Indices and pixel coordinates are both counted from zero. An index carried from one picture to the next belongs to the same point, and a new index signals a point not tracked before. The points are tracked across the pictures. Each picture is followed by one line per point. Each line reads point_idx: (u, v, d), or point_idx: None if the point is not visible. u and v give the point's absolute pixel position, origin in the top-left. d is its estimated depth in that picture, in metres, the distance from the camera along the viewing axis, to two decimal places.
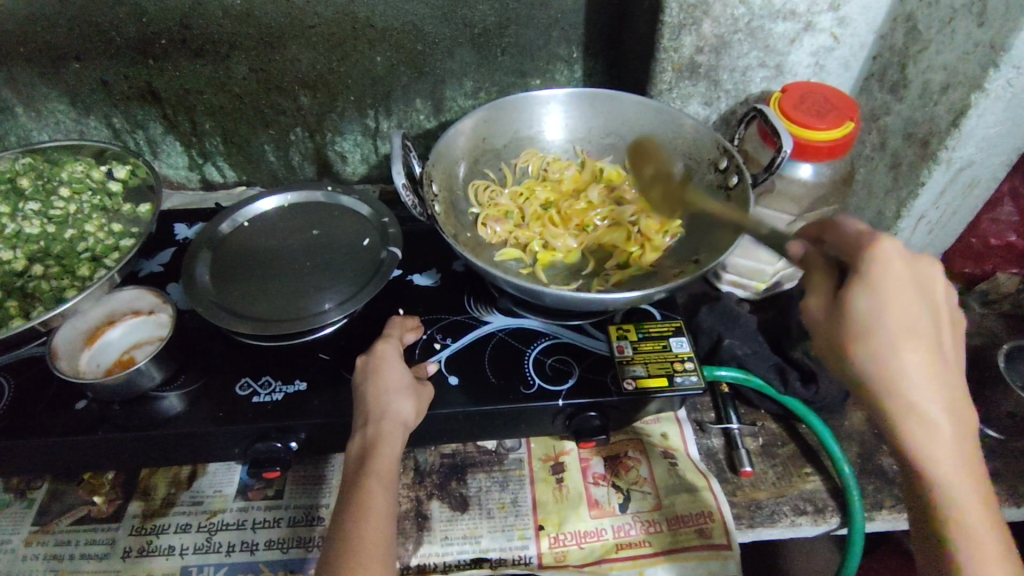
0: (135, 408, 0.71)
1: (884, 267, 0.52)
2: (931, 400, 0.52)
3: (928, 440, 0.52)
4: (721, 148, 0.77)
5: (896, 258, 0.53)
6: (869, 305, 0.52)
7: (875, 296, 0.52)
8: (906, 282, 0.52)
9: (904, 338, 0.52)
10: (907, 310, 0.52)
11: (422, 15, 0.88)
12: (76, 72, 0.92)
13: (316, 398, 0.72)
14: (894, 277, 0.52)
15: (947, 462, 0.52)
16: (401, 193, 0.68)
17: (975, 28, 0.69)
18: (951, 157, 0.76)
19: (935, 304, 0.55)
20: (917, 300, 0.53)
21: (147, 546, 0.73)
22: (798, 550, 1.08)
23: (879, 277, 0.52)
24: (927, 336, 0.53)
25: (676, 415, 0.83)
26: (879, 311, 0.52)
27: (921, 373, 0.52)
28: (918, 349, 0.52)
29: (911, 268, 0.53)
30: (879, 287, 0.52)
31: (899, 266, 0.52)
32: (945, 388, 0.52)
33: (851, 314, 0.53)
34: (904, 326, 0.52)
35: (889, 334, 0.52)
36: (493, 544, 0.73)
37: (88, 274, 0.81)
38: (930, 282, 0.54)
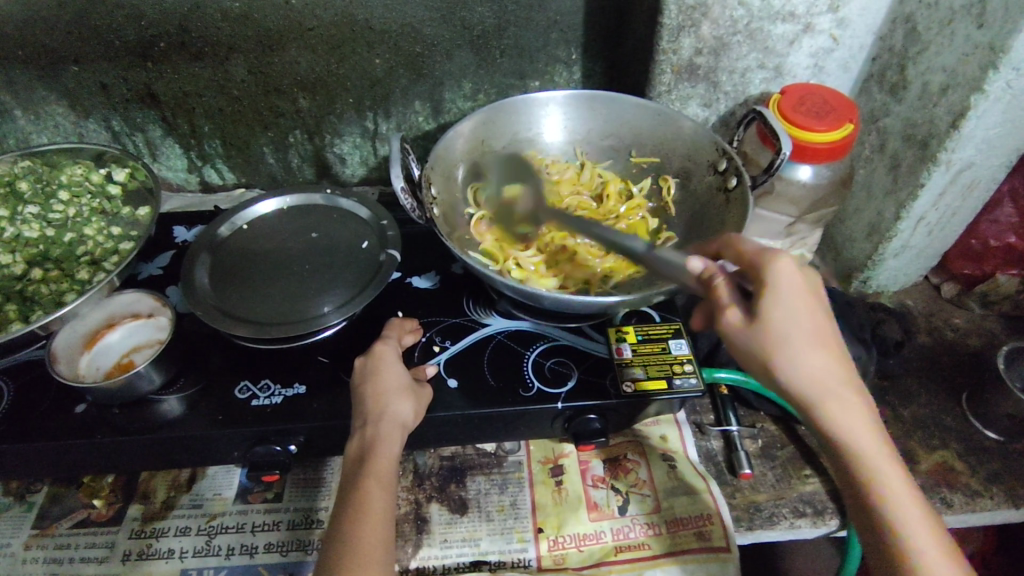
0: (134, 412, 0.71)
1: (785, 281, 0.52)
2: (849, 401, 0.52)
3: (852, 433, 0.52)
4: (721, 150, 0.77)
5: (793, 271, 0.53)
6: (781, 319, 0.52)
7: (784, 309, 0.51)
8: (805, 292, 0.52)
9: (816, 344, 0.52)
10: (814, 318, 0.52)
11: (421, 17, 0.88)
12: (74, 75, 0.92)
13: (314, 401, 0.72)
14: (795, 288, 0.52)
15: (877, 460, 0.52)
16: (399, 196, 0.68)
17: (974, 30, 0.69)
18: (950, 158, 0.76)
19: (830, 309, 0.55)
20: (821, 308, 0.53)
21: (147, 550, 0.73)
22: (798, 551, 1.08)
23: (781, 289, 0.52)
24: (832, 339, 0.53)
25: (676, 417, 0.83)
26: (790, 323, 0.52)
27: (836, 377, 0.52)
28: (827, 356, 0.52)
29: (806, 278, 0.53)
30: (784, 299, 0.52)
31: (796, 279, 0.52)
32: (856, 388, 0.53)
33: (767, 329, 0.52)
34: (812, 333, 0.52)
35: (801, 342, 0.52)
36: (493, 547, 0.73)
37: (88, 277, 0.82)
38: (822, 289, 0.54)
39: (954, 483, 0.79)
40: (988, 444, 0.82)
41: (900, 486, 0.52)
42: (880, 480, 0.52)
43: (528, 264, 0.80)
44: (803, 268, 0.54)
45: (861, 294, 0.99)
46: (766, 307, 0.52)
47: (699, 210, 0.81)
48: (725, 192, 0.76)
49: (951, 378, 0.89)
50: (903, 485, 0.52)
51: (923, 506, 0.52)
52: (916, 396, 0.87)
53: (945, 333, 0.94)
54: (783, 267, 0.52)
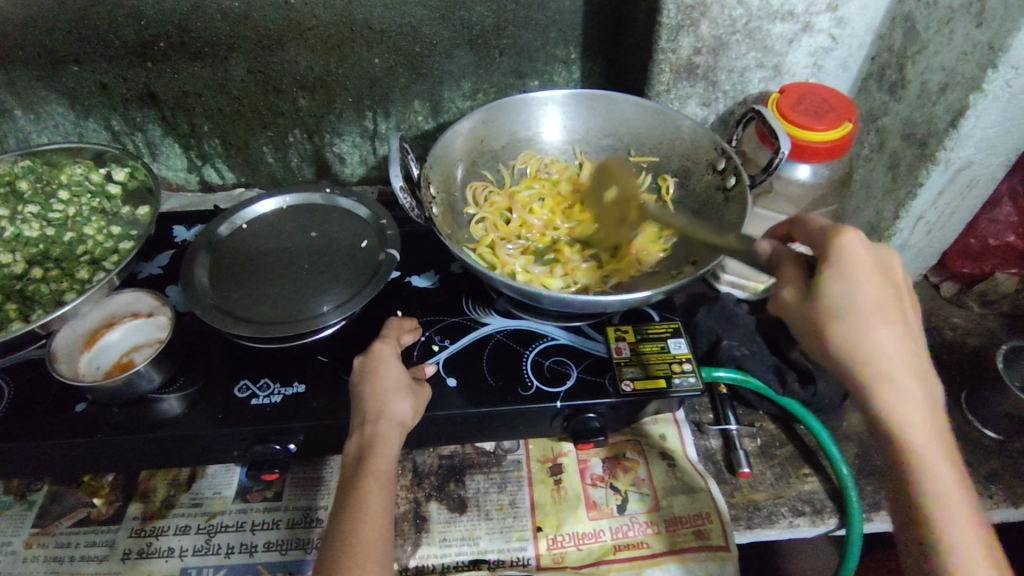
0: (134, 411, 0.71)
1: (851, 254, 0.54)
2: (909, 383, 0.52)
3: (907, 416, 0.52)
4: (720, 149, 0.77)
5: (860, 246, 0.54)
6: (842, 291, 0.53)
7: (844, 280, 0.53)
8: (872, 267, 0.54)
9: (879, 319, 0.53)
10: (879, 294, 0.53)
11: (420, 16, 0.88)
12: (74, 75, 0.92)
13: (314, 400, 0.72)
14: (860, 262, 0.54)
15: (927, 448, 0.51)
16: (398, 195, 0.68)
17: (973, 29, 0.69)
18: (950, 157, 0.76)
19: (901, 291, 0.55)
20: (888, 285, 0.54)
21: (147, 548, 0.73)
22: (797, 551, 1.08)
23: (847, 261, 0.54)
24: (897, 317, 0.53)
25: (675, 416, 0.83)
26: (853, 294, 0.53)
27: (897, 356, 0.52)
28: (891, 334, 0.53)
29: (875, 257, 0.55)
30: (847, 272, 0.53)
31: (863, 254, 0.54)
32: (921, 372, 0.53)
33: (828, 300, 0.54)
34: (875, 309, 0.53)
35: (864, 316, 0.52)
36: (492, 545, 0.73)
37: (88, 277, 0.82)
38: (892, 269, 0.55)
39: None
40: (987, 443, 0.82)
41: (946, 481, 0.51)
42: (924, 468, 0.51)
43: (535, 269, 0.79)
44: (874, 246, 0.55)
45: None
46: (826, 278, 0.54)
47: (698, 209, 0.81)
48: (723, 192, 0.76)
49: (950, 377, 0.89)
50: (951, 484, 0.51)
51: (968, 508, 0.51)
52: None
53: (945, 332, 0.94)
54: (849, 241, 0.54)
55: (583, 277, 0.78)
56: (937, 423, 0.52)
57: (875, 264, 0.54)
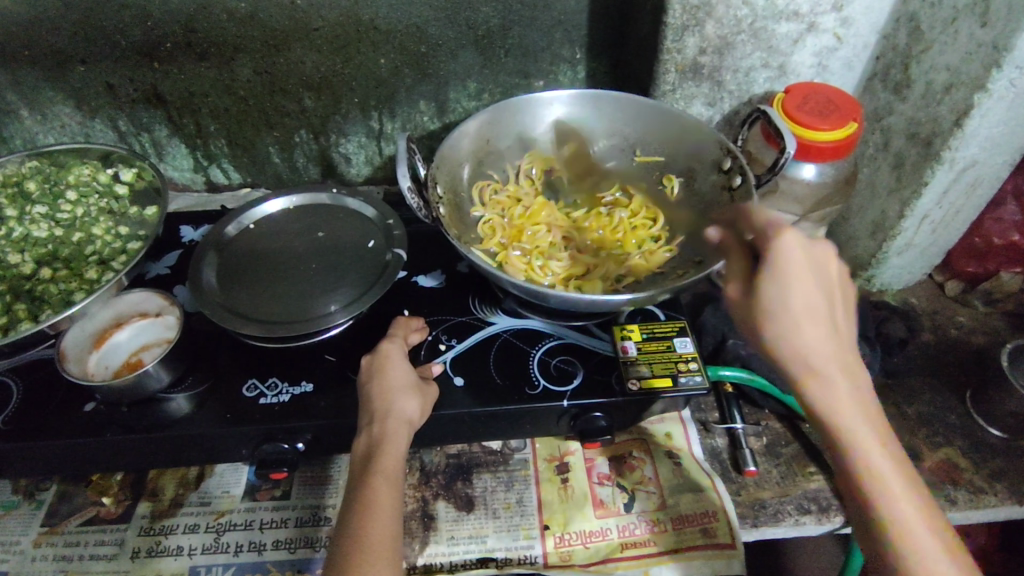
0: (143, 410, 0.71)
1: (787, 258, 0.53)
2: (839, 376, 0.53)
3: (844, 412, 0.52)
4: (726, 149, 0.77)
5: (797, 248, 0.53)
6: (772, 299, 0.53)
7: (779, 288, 0.52)
8: (805, 267, 0.53)
9: (808, 318, 0.52)
10: (811, 297, 0.52)
11: (425, 16, 0.89)
12: (81, 76, 0.92)
13: (323, 399, 0.73)
14: (796, 264, 0.52)
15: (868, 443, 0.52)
16: (406, 195, 0.68)
17: (978, 28, 0.69)
18: (954, 157, 0.77)
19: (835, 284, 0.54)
20: (820, 284, 0.53)
21: (156, 547, 0.73)
22: (802, 549, 1.08)
23: (782, 264, 0.52)
24: (828, 311, 0.53)
25: (680, 415, 0.83)
26: (786, 297, 0.52)
27: (830, 356, 0.52)
28: (824, 334, 0.53)
29: (809, 256, 0.53)
30: (784, 277, 0.52)
31: (800, 256, 0.53)
32: (850, 366, 0.53)
33: (763, 303, 0.53)
34: (806, 307, 0.52)
35: (797, 317, 0.52)
36: (499, 544, 0.73)
37: (96, 277, 0.82)
38: (825, 262, 0.54)
39: (958, 479, 0.79)
40: (992, 441, 0.82)
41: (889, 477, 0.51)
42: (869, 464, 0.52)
43: (550, 269, 0.80)
44: (808, 243, 0.54)
45: (865, 292, 0.99)
46: (761, 284, 0.53)
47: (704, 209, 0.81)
48: (729, 191, 0.76)
49: (953, 375, 0.89)
50: (901, 482, 0.52)
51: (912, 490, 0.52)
52: (920, 393, 0.87)
53: (949, 331, 0.94)
54: (786, 242, 0.53)
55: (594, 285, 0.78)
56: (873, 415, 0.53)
57: (811, 265, 0.53)
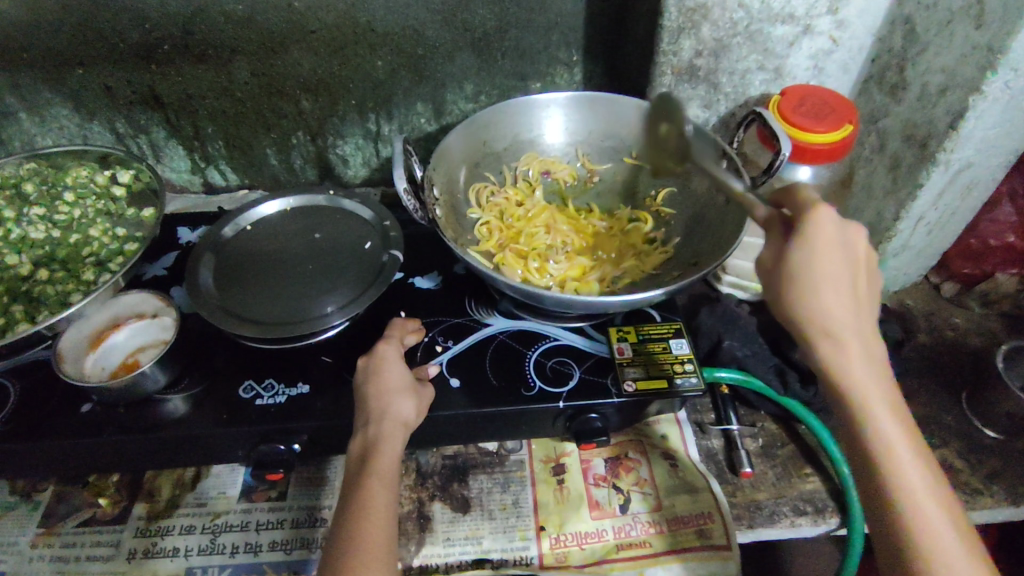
0: (139, 411, 0.71)
1: (820, 234, 0.52)
2: (858, 350, 0.53)
3: (860, 382, 0.53)
4: (720, 151, 0.78)
5: (828, 223, 0.52)
6: (802, 270, 0.52)
7: (812, 261, 0.52)
8: (835, 241, 0.52)
9: (835, 296, 0.53)
10: (840, 274, 0.52)
11: (422, 19, 0.89)
12: (79, 78, 0.93)
13: (319, 400, 0.73)
14: (827, 237, 0.52)
15: (881, 415, 0.53)
16: (403, 197, 0.68)
17: (973, 31, 0.69)
18: (949, 159, 0.77)
19: (860, 259, 0.54)
20: (848, 260, 0.53)
21: (152, 548, 0.73)
22: (799, 551, 1.08)
23: (814, 240, 0.52)
24: (853, 286, 0.53)
25: (676, 416, 0.83)
26: (816, 274, 0.52)
27: (851, 331, 0.53)
28: (849, 311, 0.53)
29: (840, 232, 0.53)
30: (816, 253, 0.52)
31: (832, 231, 0.52)
32: (870, 342, 0.54)
33: (792, 279, 0.53)
34: (834, 282, 0.52)
35: (824, 294, 0.52)
36: (495, 545, 0.73)
37: (93, 278, 0.83)
38: (853, 237, 0.54)
39: (954, 480, 0.79)
40: (987, 442, 0.83)
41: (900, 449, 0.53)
42: (880, 436, 0.53)
43: (547, 270, 0.80)
44: (840, 221, 0.53)
45: None
46: (791, 253, 0.52)
47: (699, 211, 0.81)
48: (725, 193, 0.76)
49: (949, 376, 0.89)
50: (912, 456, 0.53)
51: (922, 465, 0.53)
52: (916, 395, 0.88)
53: (945, 332, 0.95)
54: (818, 218, 0.52)
55: (589, 286, 0.78)
56: (890, 389, 0.54)
57: (841, 242, 0.53)
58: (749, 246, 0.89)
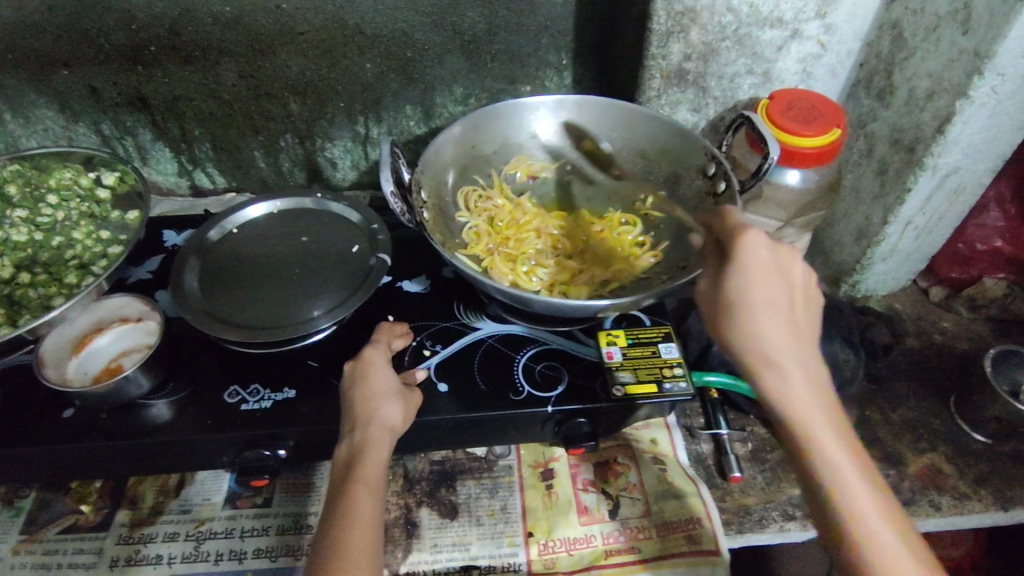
0: (123, 417, 0.70)
1: (750, 255, 0.55)
2: (793, 366, 0.53)
3: (796, 397, 0.53)
4: (709, 154, 0.78)
5: (759, 245, 0.55)
6: (736, 296, 0.55)
7: (743, 285, 0.54)
8: (770, 266, 0.55)
9: (766, 312, 0.54)
10: (769, 294, 0.54)
11: (411, 21, 0.88)
12: (66, 79, 0.92)
13: (305, 406, 0.72)
14: (757, 262, 0.55)
15: (822, 430, 0.52)
16: (389, 200, 0.68)
17: (960, 36, 0.70)
18: (937, 163, 0.77)
19: (797, 285, 0.56)
20: (781, 283, 0.55)
21: (135, 555, 0.72)
22: (789, 556, 1.08)
23: (744, 261, 0.55)
24: (790, 310, 0.55)
25: (666, 421, 0.83)
26: (745, 293, 0.54)
27: (784, 346, 0.54)
28: (782, 327, 0.54)
29: (775, 255, 0.55)
30: (744, 271, 0.55)
31: (762, 254, 0.55)
32: (808, 360, 0.54)
33: (727, 297, 0.55)
34: (770, 306, 0.54)
35: (756, 310, 0.54)
36: (483, 551, 0.73)
37: (76, 282, 0.82)
38: (788, 262, 0.56)
39: (943, 485, 0.79)
40: (976, 446, 0.83)
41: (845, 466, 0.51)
42: (821, 453, 0.52)
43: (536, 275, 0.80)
44: (773, 244, 0.56)
45: (851, 298, 0.99)
46: (727, 276, 0.55)
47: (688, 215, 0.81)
48: (713, 196, 0.76)
49: (938, 381, 0.90)
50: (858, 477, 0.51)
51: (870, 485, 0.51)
52: (905, 399, 0.88)
53: (934, 336, 0.95)
54: (748, 241, 0.55)
55: (578, 290, 0.78)
56: (832, 406, 0.53)
57: (773, 264, 0.55)
58: None
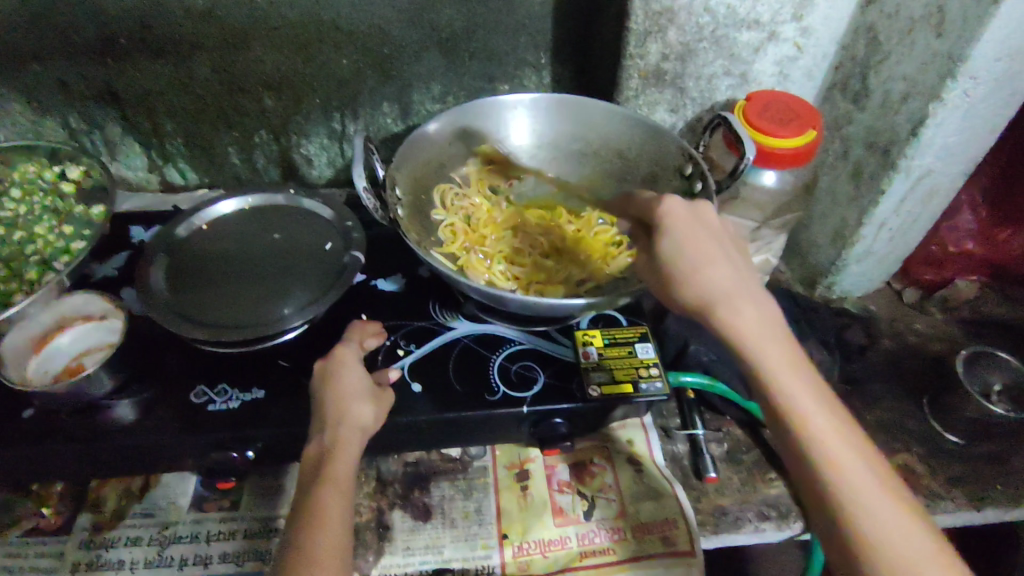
0: (84, 418, 0.68)
1: (674, 216, 0.58)
2: (740, 306, 0.55)
3: (750, 336, 0.54)
4: (687, 155, 0.77)
5: (679, 207, 0.59)
6: (671, 251, 0.57)
7: (675, 240, 0.57)
8: (693, 223, 0.58)
9: (704, 262, 0.56)
10: (704, 245, 0.57)
11: (388, 18, 0.88)
12: (32, 72, 0.89)
13: (274, 406, 0.70)
14: (682, 220, 0.58)
15: (780, 367, 0.53)
16: (362, 196, 0.66)
17: (933, 39, 0.70)
18: (911, 165, 0.78)
19: (726, 236, 0.59)
20: (712, 236, 0.57)
21: (96, 561, 0.70)
22: (765, 556, 1.08)
23: (670, 222, 0.58)
24: (727, 257, 0.57)
25: (642, 421, 0.83)
26: (678, 248, 0.57)
27: (728, 290, 0.55)
28: (723, 274, 0.56)
29: (696, 215, 0.59)
30: (674, 230, 0.58)
31: (685, 213, 0.59)
32: (755, 299, 0.55)
33: (663, 255, 0.57)
34: (707, 256, 0.56)
35: (694, 262, 0.56)
36: (456, 554, 0.71)
37: (37, 278, 0.79)
38: (713, 218, 0.59)
39: (916, 484, 0.79)
40: (949, 446, 0.83)
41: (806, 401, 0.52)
42: (782, 389, 0.52)
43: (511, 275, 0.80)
44: (692, 205, 0.60)
45: (826, 299, 1.00)
46: (658, 238, 0.58)
47: None
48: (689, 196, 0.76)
49: (911, 381, 0.90)
50: (820, 409, 0.52)
51: (832, 416, 0.52)
52: (880, 400, 0.88)
53: (908, 338, 0.96)
54: (670, 204, 0.59)
55: (553, 289, 0.78)
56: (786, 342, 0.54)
57: (695, 221, 0.58)
58: None
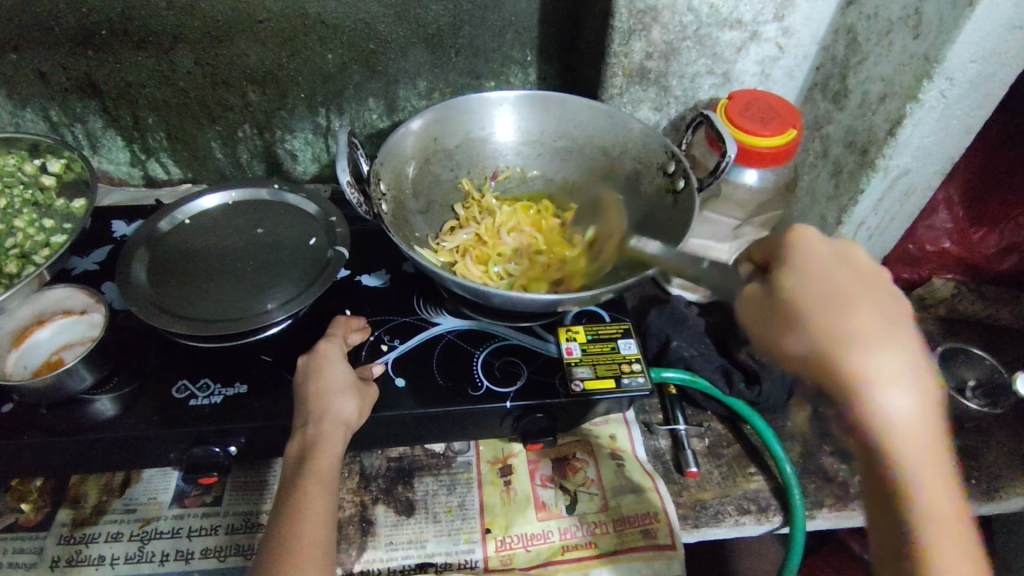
0: (63, 412, 0.68)
1: (803, 253, 0.50)
2: (883, 371, 0.46)
3: (889, 407, 0.45)
4: (670, 152, 0.78)
5: (814, 244, 0.51)
6: (801, 294, 0.48)
7: (803, 282, 0.49)
8: (829, 264, 0.50)
9: (843, 311, 0.47)
10: (839, 291, 0.48)
11: (373, 13, 0.87)
12: (13, 63, 0.88)
13: (257, 401, 0.70)
14: (814, 258, 0.50)
15: (914, 449, 0.45)
16: (347, 191, 0.66)
17: (911, 40, 0.72)
18: (889, 165, 0.79)
19: (874, 285, 0.49)
20: (849, 279, 0.49)
21: (76, 556, 0.70)
22: (746, 551, 1.09)
23: (799, 258, 0.50)
24: (868, 308, 0.48)
25: (625, 416, 0.84)
26: (807, 291, 0.48)
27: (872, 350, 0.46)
28: (861, 327, 0.47)
29: (833, 256, 0.50)
30: (801, 270, 0.49)
31: (818, 252, 0.50)
32: (902, 365, 0.46)
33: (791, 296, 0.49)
34: (842, 299, 0.47)
35: (826, 308, 0.47)
36: (439, 548, 0.72)
37: (16, 271, 0.79)
38: (850, 260, 0.50)
39: None
40: None
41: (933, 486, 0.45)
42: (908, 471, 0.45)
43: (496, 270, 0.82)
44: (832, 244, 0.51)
45: None
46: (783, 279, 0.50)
47: (648, 212, 0.81)
48: (672, 194, 0.76)
49: None
50: (944, 497, 0.45)
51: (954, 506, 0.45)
52: None
53: None
54: (800, 238, 0.51)
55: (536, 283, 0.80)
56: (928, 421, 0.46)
57: (833, 262, 0.50)
58: (697, 248, 0.94)
